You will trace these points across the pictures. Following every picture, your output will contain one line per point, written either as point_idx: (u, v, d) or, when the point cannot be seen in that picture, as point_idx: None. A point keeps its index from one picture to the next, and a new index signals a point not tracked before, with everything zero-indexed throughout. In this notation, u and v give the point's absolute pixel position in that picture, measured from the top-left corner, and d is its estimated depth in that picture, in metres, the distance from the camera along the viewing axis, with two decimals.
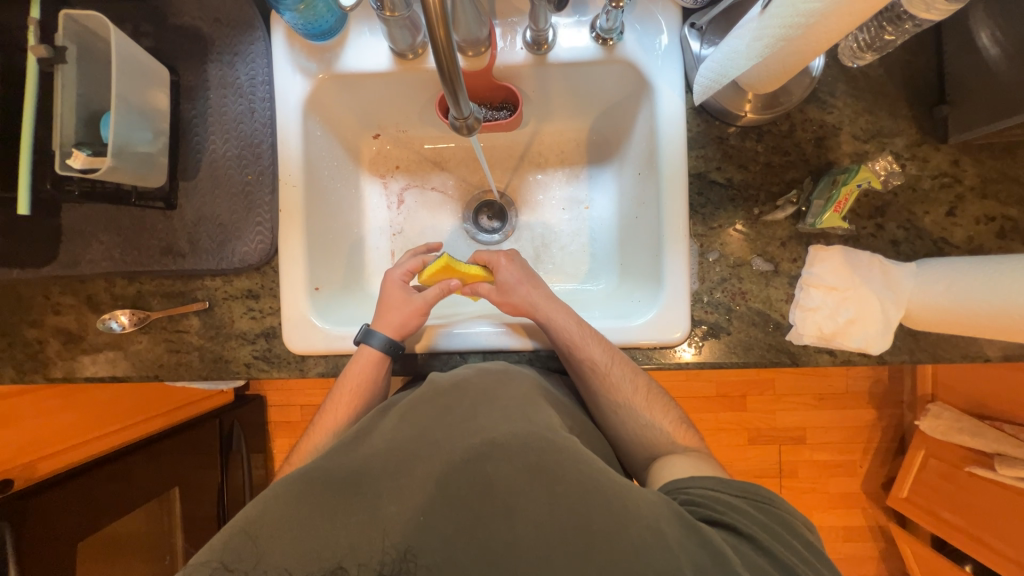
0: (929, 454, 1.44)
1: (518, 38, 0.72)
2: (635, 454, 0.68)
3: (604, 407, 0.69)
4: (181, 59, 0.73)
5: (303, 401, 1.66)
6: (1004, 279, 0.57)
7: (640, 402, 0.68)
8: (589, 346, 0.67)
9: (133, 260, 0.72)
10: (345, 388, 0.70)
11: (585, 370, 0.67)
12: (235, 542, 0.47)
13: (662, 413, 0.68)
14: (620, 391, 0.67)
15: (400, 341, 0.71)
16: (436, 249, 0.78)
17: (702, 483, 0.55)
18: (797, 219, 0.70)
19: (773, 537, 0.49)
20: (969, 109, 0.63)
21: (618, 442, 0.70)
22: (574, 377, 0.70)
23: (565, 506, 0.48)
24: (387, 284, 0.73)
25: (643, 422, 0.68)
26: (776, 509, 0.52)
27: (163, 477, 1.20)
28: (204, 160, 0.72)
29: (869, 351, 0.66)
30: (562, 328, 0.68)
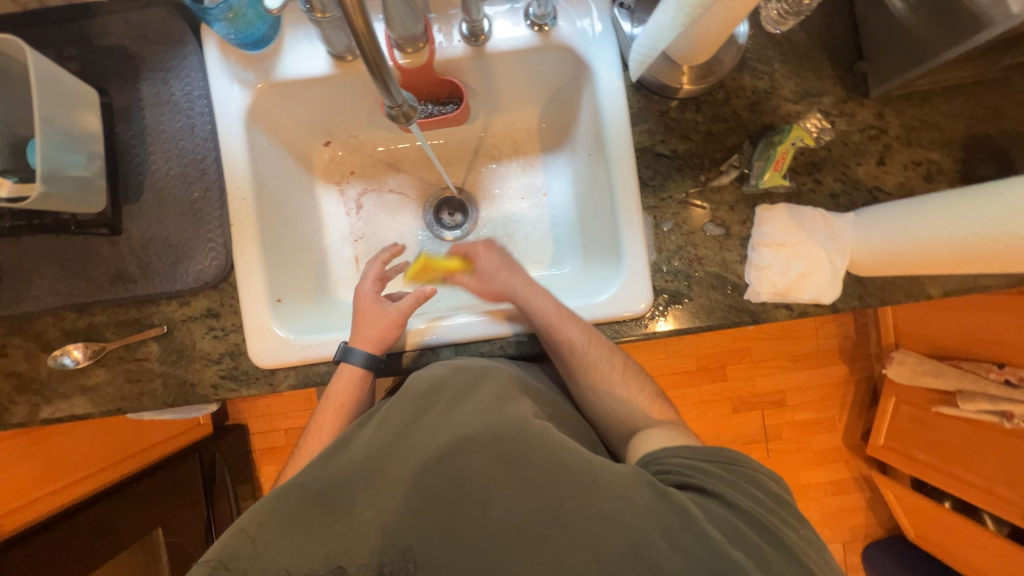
0: (900, 400, 1.51)
1: (455, 32, 0.73)
2: (612, 428, 0.69)
3: (581, 384, 0.70)
4: (112, 80, 0.71)
5: (286, 424, 1.62)
6: (927, 220, 0.59)
7: (616, 377, 0.69)
8: (565, 324, 0.67)
9: (81, 291, 0.69)
10: (330, 408, 0.69)
11: (562, 348, 0.68)
12: (236, 543, 0.46)
13: (638, 388, 0.69)
14: (596, 367, 0.68)
15: (379, 354, 0.70)
16: (395, 251, 0.78)
17: (670, 451, 0.56)
18: (741, 181, 0.72)
19: (740, 492, 0.51)
20: (885, 63, 0.68)
21: (595, 417, 0.71)
22: (551, 356, 0.70)
23: (540, 488, 0.48)
24: (360, 299, 0.72)
25: (620, 398, 0.68)
26: (742, 465, 0.54)
27: (140, 520, 1.16)
28: (146, 180, 0.70)
29: (823, 301, 0.70)
30: (539, 308, 0.69)
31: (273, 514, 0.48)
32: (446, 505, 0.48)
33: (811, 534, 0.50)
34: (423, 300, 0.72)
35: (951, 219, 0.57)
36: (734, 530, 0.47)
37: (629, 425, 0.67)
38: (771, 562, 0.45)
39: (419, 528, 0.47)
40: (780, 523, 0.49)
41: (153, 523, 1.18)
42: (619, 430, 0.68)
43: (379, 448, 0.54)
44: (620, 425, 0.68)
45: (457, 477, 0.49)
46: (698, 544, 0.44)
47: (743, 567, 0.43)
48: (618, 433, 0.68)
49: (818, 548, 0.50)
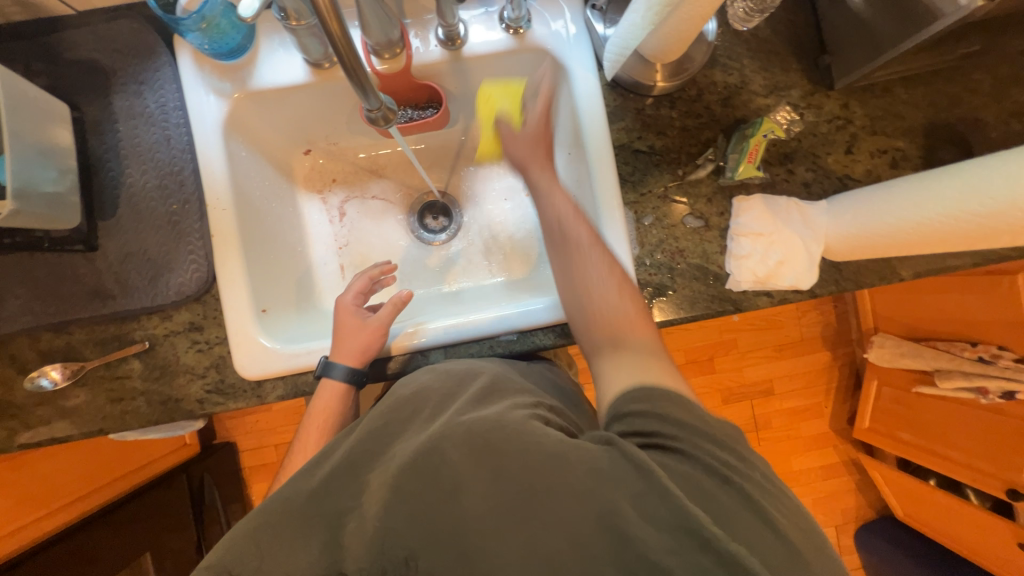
0: (882, 382, 1.55)
1: (431, 37, 0.74)
2: (591, 334, 0.62)
3: (571, 283, 0.64)
4: (83, 94, 0.70)
5: (277, 439, 1.59)
6: (898, 208, 0.62)
7: (611, 280, 0.63)
8: (576, 219, 0.66)
9: (57, 310, 0.67)
10: (314, 424, 0.69)
11: (568, 243, 0.65)
12: (238, 546, 0.48)
13: (627, 296, 0.62)
14: (593, 265, 0.63)
15: (362, 367, 0.69)
16: (386, 269, 0.75)
17: (627, 398, 0.53)
18: (717, 174, 0.74)
19: (697, 437, 0.49)
20: (847, 55, 0.70)
21: (576, 321, 0.64)
22: (552, 251, 0.67)
23: (513, 469, 0.48)
24: (340, 310, 0.71)
25: (609, 301, 0.62)
26: (701, 409, 0.52)
27: (126, 547, 1.12)
28: (122, 194, 0.69)
29: (801, 287, 0.72)
30: (557, 200, 0.67)
31: (263, 528, 0.49)
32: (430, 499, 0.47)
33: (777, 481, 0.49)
34: (401, 306, 0.72)
35: (909, 201, 0.60)
36: (694, 487, 0.46)
37: (612, 333, 0.60)
38: (731, 519, 0.44)
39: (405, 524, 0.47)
40: (742, 474, 0.47)
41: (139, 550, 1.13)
42: (600, 335, 0.61)
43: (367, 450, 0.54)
44: (598, 338, 0.61)
45: (440, 471, 0.48)
46: (663, 504, 0.44)
47: (701, 522, 0.43)
48: (598, 341, 0.61)
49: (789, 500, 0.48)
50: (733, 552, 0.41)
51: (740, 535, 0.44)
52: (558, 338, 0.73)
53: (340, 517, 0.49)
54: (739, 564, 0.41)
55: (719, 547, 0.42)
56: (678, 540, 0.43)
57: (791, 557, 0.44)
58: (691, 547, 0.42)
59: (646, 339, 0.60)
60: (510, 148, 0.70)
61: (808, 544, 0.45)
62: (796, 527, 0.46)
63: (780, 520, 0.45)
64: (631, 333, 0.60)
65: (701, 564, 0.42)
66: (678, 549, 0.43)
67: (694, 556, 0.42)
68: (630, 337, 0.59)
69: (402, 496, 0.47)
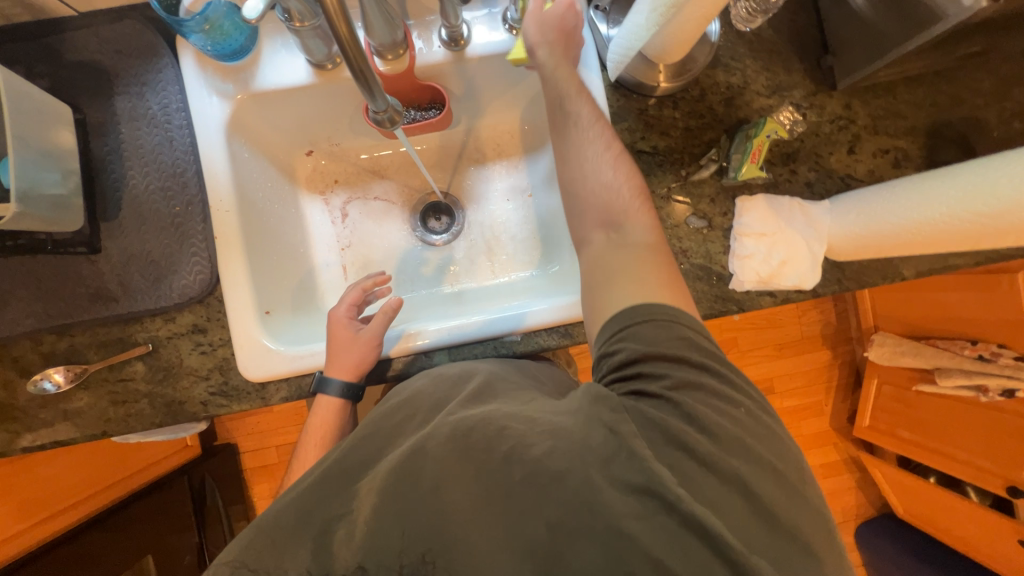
0: (882, 381, 1.55)
1: (434, 38, 0.74)
2: (584, 217, 0.60)
3: (567, 162, 0.62)
4: (85, 95, 0.69)
5: (278, 440, 1.59)
6: (903, 206, 0.61)
7: (608, 157, 0.60)
8: (579, 97, 0.62)
9: (61, 312, 0.67)
10: (312, 439, 0.70)
11: (569, 120, 0.62)
12: (257, 543, 0.45)
13: (626, 176, 0.60)
14: (592, 142, 0.60)
15: (357, 381, 0.69)
16: (381, 281, 0.74)
17: (609, 334, 0.52)
18: (720, 174, 0.75)
19: (676, 373, 0.48)
20: (851, 55, 0.70)
21: (569, 203, 0.62)
22: (551, 133, 0.64)
23: (490, 461, 0.46)
24: (333, 325, 0.70)
25: (605, 179, 0.59)
26: (683, 340, 0.49)
27: (128, 548, 1.12)
28: (125, 196, 0.69)
29: (804, 287, 0.72)
30: (562, 77, 0.63)
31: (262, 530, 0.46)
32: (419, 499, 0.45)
33: (757, 428, 0.47)
34: (392, 316, 0.71)
35: (921, 198, 0.60)
36: (660, 443, 0.45)
37: (607, 216, 0.58)
38: (697, 481, 0.44)
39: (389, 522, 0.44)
40: (718, 426, 0.45)
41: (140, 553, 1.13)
42: (592, 217, 0.59)
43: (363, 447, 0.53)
44: (590, 223, 0.60)
45: (426, 470, 0.46)
46: (632, 468, 0.43)
47: (665, 483, 0.42)
48: (591, 224, 0.59)
49: (764, 453, 0.46)
50: (697, 516, 0.41)
51: (706, 497, 0.43)
52: (562, 339, 0.73)
53: None
54: (702, 528, 0.41)
55: (683, 510, 0.41)
56: (642, 504, 0.42)
57: (763, 521, 0.43)
58: (658, 511, 0.42)
59: (641, 226, 0.57)
60: (528, 25, 0.64)
61: (782, 499, 0.44)
62: (769, 483, 0.44)
63: (752, 482, 0.44)
64: (627, 217, 0.58)
65: (663, 523, 0.42)
66: (645, 513, 0.42)
67: (659, 518, 0.42)
68: (625, 221, 0.58)
69: None
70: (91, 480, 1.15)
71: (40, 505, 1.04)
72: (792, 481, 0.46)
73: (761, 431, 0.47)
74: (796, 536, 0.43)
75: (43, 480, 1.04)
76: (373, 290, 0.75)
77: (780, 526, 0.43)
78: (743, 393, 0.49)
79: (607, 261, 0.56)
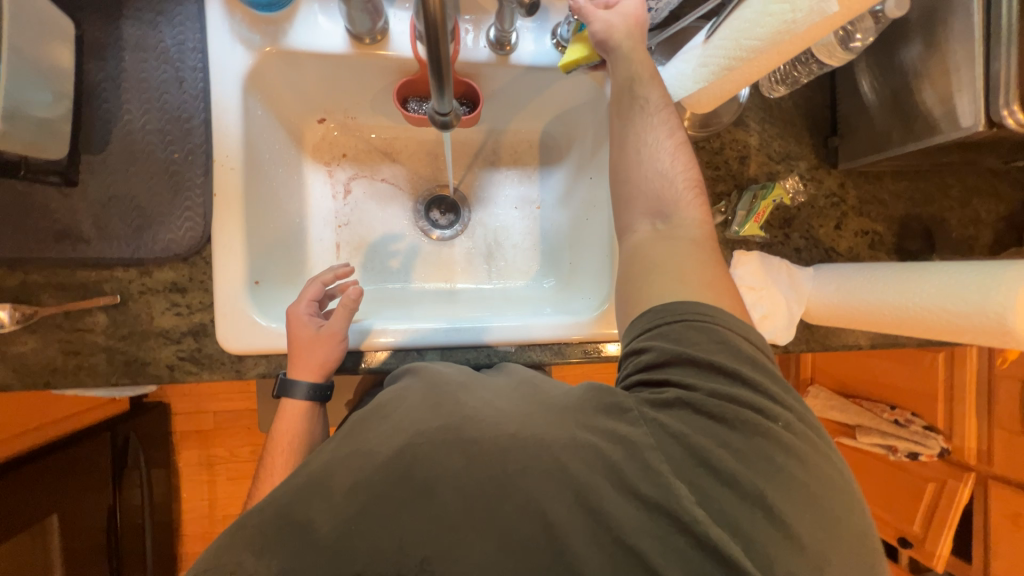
0: None
1: (481, 36, 0.73)
2: (632, 203, 0.60)
3: (626, 147, 0.61)
4: (88, 11, 0.63)
5: (216, 406, 1.50)
6: (881, 285, 0.68)
7: (669, 144, 0.60)
8: (651, 82, 0.61)
9: (17, 245, 0.60)
10: (277, 448, 0.67)
11: (635, 104, 0.61)
12: (242, 538, 0.43)
13: (685, 164, 0.60)
14: (653, 129, 0.60)
15: (322, 381, 0.66)
16: (345, 273, 0.71)
17: (641, 330, 0.53)
18: (724, 226, 0.80)
19: (704, 380, 0.48)
20: (853, 143, 0.77)
21: (620, 187, 0.62)
22: (613, 115, 0.63)
23: (488, 461, 0.45)
24: (293, 321, 0.66)
25: (661, 169, 0.59)
26: (715, 345, 0.49)
27: (35, 504, 1.02)
28: (117, 130, 0.63)
29: (778, 342, 0.77)
30: (636, 59, 0.62)
31: (243, 531, 0.44)
32: (407, 497, 0.44)
33: (793, 446, 0.46)
34: (353, 309, 0.67)
35: (895, 283, 0.67)
36: (682, 460, 0.45)
37: (656, 205, 0.59)
38: (712, 496, 0.44)
39: (372, 519, 0.43)
40: (745, 444, 0.45)
41: (46, 511, 1.04)
42: (642, 204, 0.60)
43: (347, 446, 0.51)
44: (638, 210, 0.60)
45: (419, 472, 0.45)
46: (646, 481, 0.44)
47: (683, 503, 0.42)
48: (639, 208, 0.60)
49: (799, 472, 0.45)
50: (713, 537, 0.41)
51: (727, 518, 0.43)
52: (553, 357, 0.75)
53: None
54: (719, 551, 0.41)
55: (698, 530, 0.42)
56: (657, 524, 0.43)
57: (791, 544, 0.42)
58: (671, 532, 0.42)
59: (691, 219, 0.58)
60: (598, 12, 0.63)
61: (808, 519, 0.43)
62: (799, 508, 0.44)
63: (779, 506, 0.43)
64: (676, 208, 0.58)
65: (677, 545, 0.42)
66: (655, 533, 0.42)
67: (670, 538, 0.42)
68: (674, 212, 0.58)
69: None
70: (15, 422, 1.03)
71: None
72: (820, 506, 0.44)
73: (798, 449, 0.46)
74: (824, 569, 0.42)
75: None
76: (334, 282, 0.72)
77: (805, 560, 0.42)
78: (781, 408, 0.48)
79: (649, 251, 0.57)
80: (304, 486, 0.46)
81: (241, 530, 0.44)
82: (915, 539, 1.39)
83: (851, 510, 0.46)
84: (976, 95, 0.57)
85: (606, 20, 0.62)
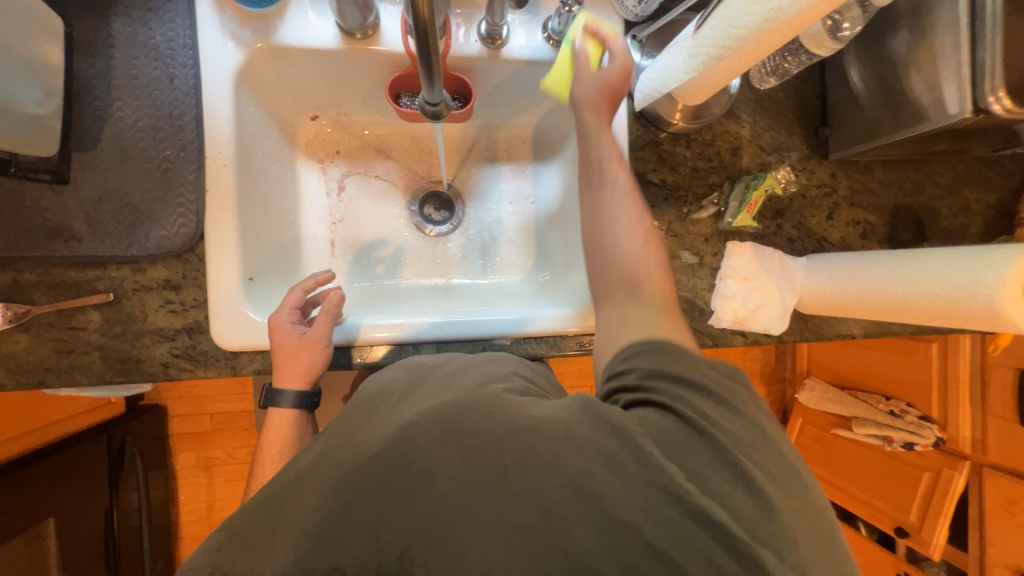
0: (806, 421, 1.71)
1: (472, 31, 0.73)
2: (606, 282, 0.60)
3: (597, 223, 0.61)
4: (78, 7, 0.63)
5: (214, 408, 1.49)
6: (867, 270, 0.69)
7: (639, 228, 0.60)
8: (618, 165, 0.63)
9: (7, 243, 0.59)
10: (268, 457, 0.67)
11: (604, 183, 0.62)
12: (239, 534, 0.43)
13: (653, 247, 0.60)
14: (624, 208, 0.61)
15: (307, 387, 0.67)
16: (324, 280, 0.71)
17: (618, 359, 0.53)
18: (717, 218, 0.80)
19: (680, 390, 0.48)
20: (843, 132, 0.78)
21: (593, 265, 0.61)
22: (583, 188, 0.64)
23: (485, 449, 0.45)
24: (274, 331, 0.65)
25: (633, 248, 0.59)
26: (686, 360, 0.50)
27: (31, 508, 1.01)
28: (108, 127, 0.62)
29: (772, 332, 0.78)
30: (605, 141, 0.63)
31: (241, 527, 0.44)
32: (403, 486, 0.44)
33: (764, 427, 0.48)
34: (336, 315, 0.67)
35: (878, 268, 0.68)
36: (670, 442, 0.45)
37: (627, 283, 0.59)
38: (705, 476, 0.43)
39: (368, 508, 0.44)
40: (731, 431, 0.46)
41: (43, 514, 1.03)
42: (614, 283, 0.59)
43: (342, 438, 0.51)
44: (611, 289, 0.60)
45: (415, 462, 0.45)
46: (637, 463, 0.43)
47: (673, 477, 0.43)
48: (612, 288, 0.59)
49: (772, 453, 0.46)
50: (705, 508, 0.41)
51: (716, 491, 0.43)
52: (549, 349, 0.75)
53: None
54: (711, 521, 0.41)
55: (690, 501, 0.42)
56: (647, 499, 0.42)
57: (777, 520, 0.43)
58: (663, 504, 0.42)
59: (661, 296, 0.58)
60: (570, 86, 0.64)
61: (788, 492, 0.45)
62: (780, 483, 0.45)
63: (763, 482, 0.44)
64: (648, 287, 0.58)
65: (673, 521, 0.41)
66: (647, 507, 0.42)
67: (663, 512, 0.42)
68: (646, 290, 0.58)
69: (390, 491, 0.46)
70: (9, 425, 1.02)
71: None
72: (794, 485, 0.46)
73: (768, 430, 0.49)
74: (812, 541, 0.43)
75: None
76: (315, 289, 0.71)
77: (788, 533, 0.43)
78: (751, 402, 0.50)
79: (621, 319, 0.57)
80: None
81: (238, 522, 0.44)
82: (912, 529, 1.38)
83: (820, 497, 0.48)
84: (963, 82, 0.58)
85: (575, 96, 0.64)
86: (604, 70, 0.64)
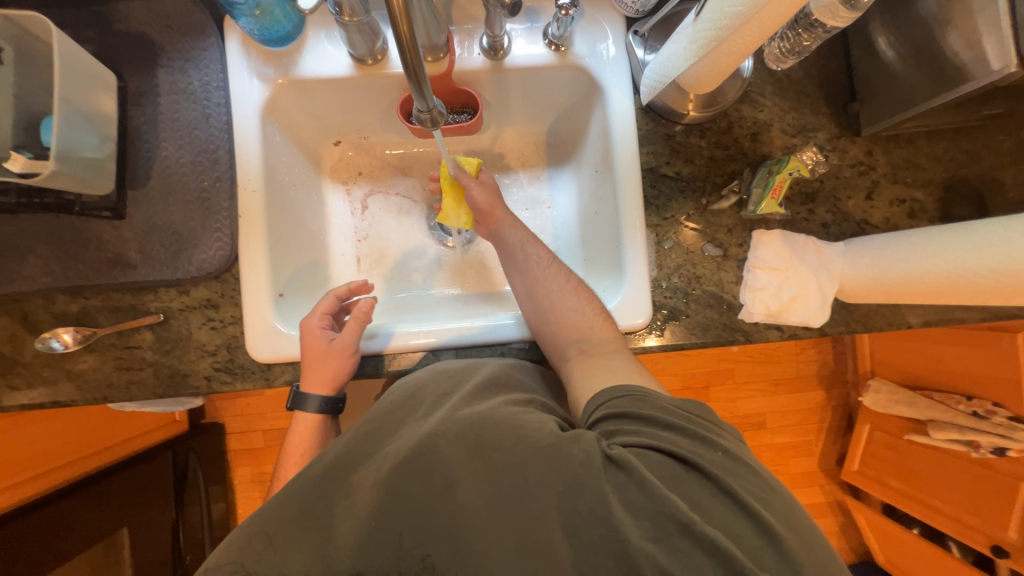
0: (874, 427, 1.53)
1: (475, 45, 0.76)
2: (559, 341, 0.67)
3: (535, 299, 0.69)
4: (130, 65, 0.71)
5: (265, 425, 1.58)
6: (899, 266, 0.64)
7: (569, 289, 0.69)
8: (535, 243, 0.74)
9: (76, 274, 0.67)
10: (290, 460, 0.70)
11: (529, 260, 0.72)
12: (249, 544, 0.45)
13: (586, 300, 0.68)
14: (553, 279, 0.70)
15: (333, 394, 0.70)
16: (358, 289, 0.74)
17: (595, 408, 0.56)
18: (740, 207, 0.76)
19: (651, 429, 0.51)
20: (875, 106, 0.72)
21: (545, 333, 0.68)
22: (513, 272, 0.73)
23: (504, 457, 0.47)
24: (307, 335, 0.69)
25: (569, 306, 0.67)
26: (654, 400, 0.54)
27: (112, 516, 1.11)
28: (156, 166, 0.70)
29: (811, 324, 0.73)
30: (521, 228, 0.75)
31: (252, 532, 0.45)
32: (419, 489, 0.46)
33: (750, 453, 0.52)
34: (366, 323, 0.70)
35: (910, 262, 0.63)
36: (669, 476, 0.47)
37: (577, 335, 0.66)
38: (706, 508, 0.45)
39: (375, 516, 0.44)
40: (723, 461, 0.48)
41: (117, 524, 1.12)
42: (566, 337, 0.66)
43: (357, 447, 0.52)
44: (564, 342, 0.66)
45: (433, 466, 0.47)
46: (642, 495, 0.45)
47: (679, 507, 0.44)
48: (566, 348, 0.66)
49: (758, 472, 0.49)
50: (711, 537, 0.42)
51: (716, 519, 0.44)
52: None
53: (330, 519, 0.46)
54: (716, 548, 0.42)
55: (695, 528, 0.43)
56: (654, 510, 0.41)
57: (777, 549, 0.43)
58: (673, 532, 0.43)
59: (608, 338, 0.65)
60: (475, 193, 0.76)
61: (780, 505, 0.47)
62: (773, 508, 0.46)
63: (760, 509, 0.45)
64: (594, 334, 0.66)
65: (681, 547, 0.42)
66: (658, 536, 0.43)
67: (672, 540, 0.43)
68: (594, 339, 0.65)
69: (399, 498, 0.46)
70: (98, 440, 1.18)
71: (80, 445, 1.13)
72: (780, 501, 0.47)
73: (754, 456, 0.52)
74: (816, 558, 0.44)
75: (69, 431, 1.10)
76: (349, 296, 0.75)
77: (793, 557, 0.43)
78: (733, 437, 0.53)
79: (586, 378, 0.62)
80: (324, 481, 0.49)
81: (260, 529, 0.46)
82: (1013, 549, 1.20)
83: (798, 504, 0.48)
84: (1003, 34, 0.53)
85: (482, 200, 0.76)
86: (482, 180, 0.77)
